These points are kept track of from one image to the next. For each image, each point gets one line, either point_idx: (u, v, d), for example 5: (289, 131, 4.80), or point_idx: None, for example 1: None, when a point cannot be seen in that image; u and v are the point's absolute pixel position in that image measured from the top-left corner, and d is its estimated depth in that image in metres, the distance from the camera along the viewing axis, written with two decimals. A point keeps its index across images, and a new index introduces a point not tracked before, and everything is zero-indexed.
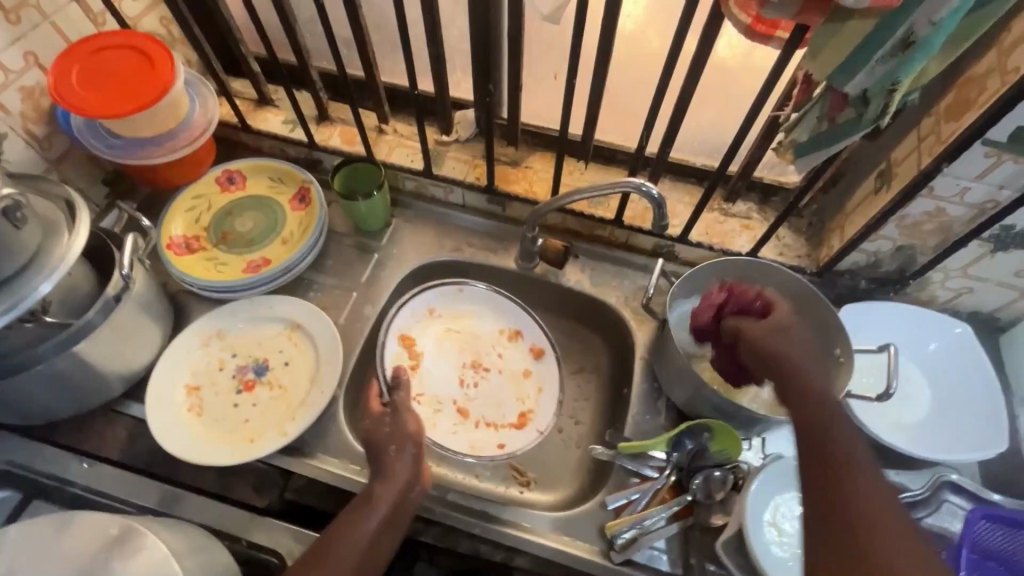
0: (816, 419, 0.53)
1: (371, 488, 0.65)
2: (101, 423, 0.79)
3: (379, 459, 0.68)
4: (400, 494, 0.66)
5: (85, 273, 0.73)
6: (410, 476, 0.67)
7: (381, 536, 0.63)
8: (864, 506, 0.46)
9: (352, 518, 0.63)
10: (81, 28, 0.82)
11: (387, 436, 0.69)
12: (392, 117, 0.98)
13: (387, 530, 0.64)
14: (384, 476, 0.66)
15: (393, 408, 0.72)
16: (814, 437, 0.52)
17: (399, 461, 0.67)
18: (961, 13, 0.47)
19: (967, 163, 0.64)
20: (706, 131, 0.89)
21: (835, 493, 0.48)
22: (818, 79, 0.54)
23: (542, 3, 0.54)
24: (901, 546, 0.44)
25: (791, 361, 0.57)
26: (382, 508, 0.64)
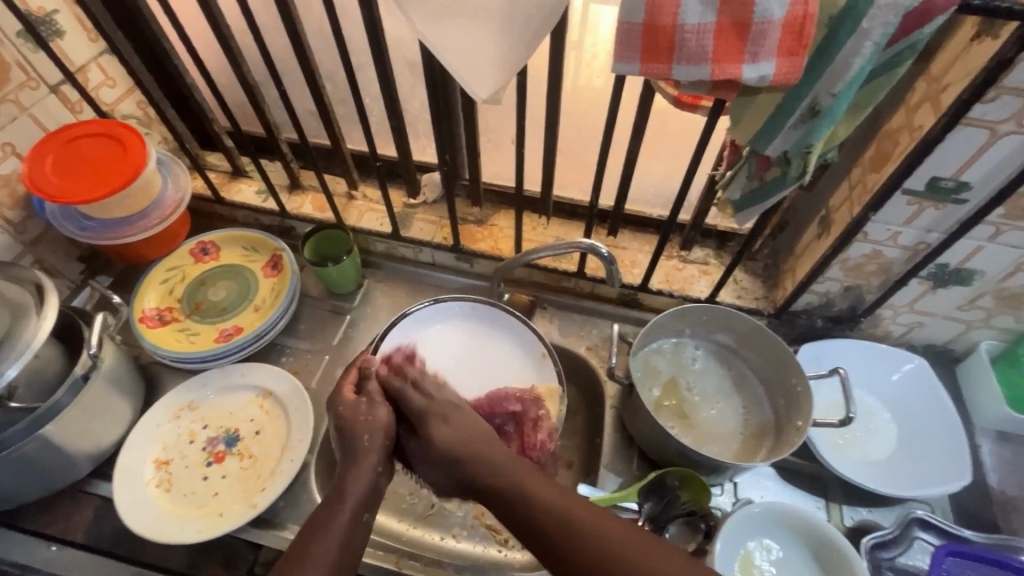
0: (508, 493, 0.59)
1: (342, 481, 0.62)
2: (68, 505, 0.78)
3: (349, 445, 0.65)
4: (369, 484, 0.63)
5: (54, 355, 0.74)
6: (377, 468, 0.64)
7: (355, 529, 0.60)
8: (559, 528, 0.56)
9: (325, 516, 0.60)
10: (58, 117, 0.87)
11: (362, 423, 0.66)
12: (361, 183, 1.02)
13: (364, 518, 0.62)
14: (355, 465, 0.63)
15: (371, 397, 0.69)
16: (512, 504, 0.59)
17: (371, 450, 0.65)
18: (857, 85, 0.51)
19: (893, 211, 0.68)
20: (658, 182, 0.93)
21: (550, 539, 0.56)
22: (742, 143, 0.59)
23: (480, 89, 0.57)
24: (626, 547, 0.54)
25: (478, 465, 0.62)
26: (350, 501, 0.61)
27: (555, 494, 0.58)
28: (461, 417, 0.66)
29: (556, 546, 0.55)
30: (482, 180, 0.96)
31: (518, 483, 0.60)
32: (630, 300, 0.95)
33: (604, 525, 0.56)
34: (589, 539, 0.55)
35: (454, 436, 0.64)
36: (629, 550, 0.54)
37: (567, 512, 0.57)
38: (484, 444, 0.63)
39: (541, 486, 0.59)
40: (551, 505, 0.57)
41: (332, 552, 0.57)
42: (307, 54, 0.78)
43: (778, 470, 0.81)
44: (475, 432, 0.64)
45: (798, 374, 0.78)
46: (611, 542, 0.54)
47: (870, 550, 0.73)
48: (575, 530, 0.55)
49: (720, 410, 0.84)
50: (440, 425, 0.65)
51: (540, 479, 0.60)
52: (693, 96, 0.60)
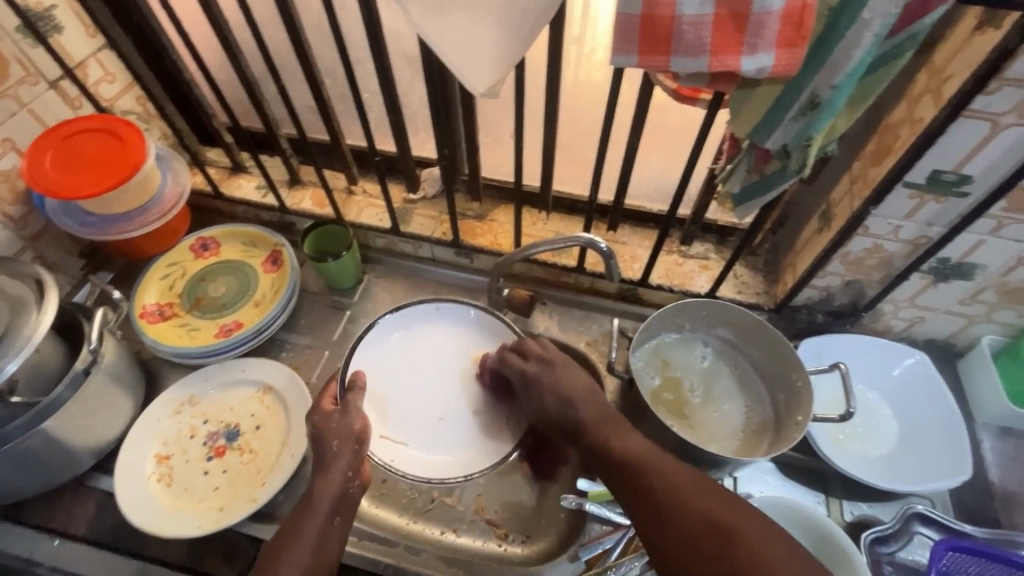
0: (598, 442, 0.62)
1: (312, 488, 0.65)
2: (70, 499, 0.79)
3: (320, 454, 0.67)
4: (340, 488, 0.65)
5: (55, 350, 0.74)
6: (349, 473, 0.66)
7: (327, 533, 0.62)
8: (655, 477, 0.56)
9: (296, 523, 0.62)
10: (58, 112, 0.87)
11: (332, 430, 0.69)
12: (361, 178, 1.01)
13: (336, 523, 0.64)
14: (325, 472, 0.66)
15: (344, 406, 0.71)
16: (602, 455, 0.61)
17: (341, 455, 0.67)
18: (857, 76, 0.50)
19: (894, 204, 0.67)
20: (658, 177, 0.93)
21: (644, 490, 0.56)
22: (742, 136, 0.58)
23: (478, 82, 0.57)
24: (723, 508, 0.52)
25: (581, 420, 0.64)
26: (323, 509, 0.63)
27: (639, 447, 0.60)
28: (579, 374, 0.69)
29: (632, 482, 0.57)
30: (481, 175, 0.96)
31: (603, 438, 0.62)
32: (631, 295, 0.95)
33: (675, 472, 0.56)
34: (659, 481, 0.55)
35: (563, 392, 0.67)
36: (696, 496, 0.53)
37: (644, 460, 0.58)
38: (585, 399, 0.66)
39: (624, 438, 0.61)
40: (640, 455, 0.58)
41: (304, 555, 0.60)
42: (305, 48, 0.78)
43: (778, 465, 0.81)
44: (584, 390, 0.67)
45: (798, 368, 0.77)
46: (679, 489, 0.54)
47: (869, 545, 0.73)
48: (648, 472, 0.57)
49: (721, 407, 0.83)
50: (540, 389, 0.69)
51: (625, 433, 0.62)
52: (693, 89, 0.60)
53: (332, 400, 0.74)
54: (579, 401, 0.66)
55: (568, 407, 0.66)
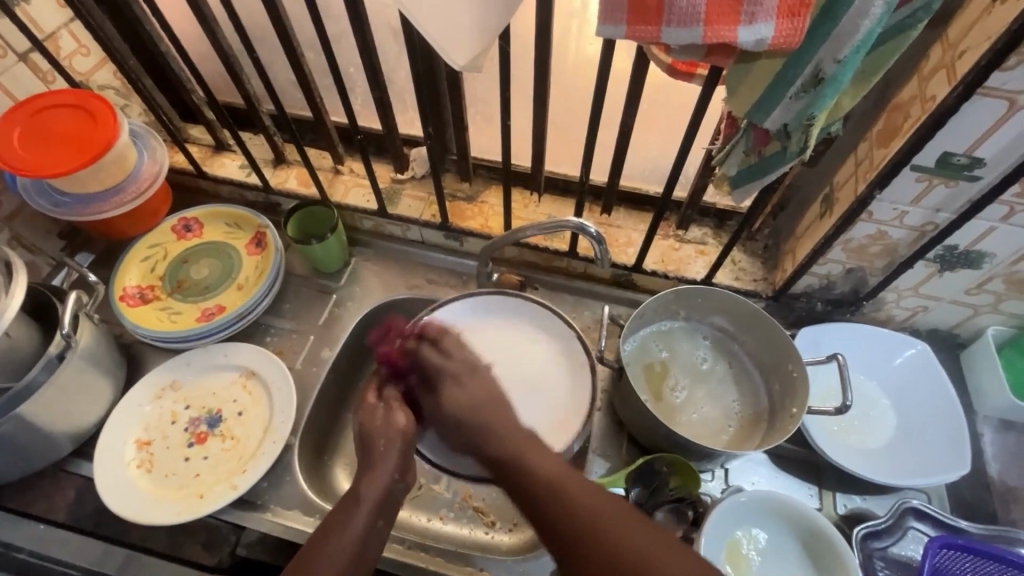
0: (516, 468, 0.57)
1: (356, 487, 0.61)
2: (50, 485, 0.78)
3: (366, 451, 0.64)
4: (386, 488, 0.61)
5: (28, 334, 0.72)
6: (394, 475, 0.62)
7: (369, 538, 0.58)
8: (563, 500, 0.53)
9: (337, 522, 0.58)
10: (29, 86, 0.83)
11: (378, 429, 0.65)
12: (348, 157, 0.98)
13: (378, 526, 0.60)
14: (371, 470, 0.62)
15: (388, 403, 0.68)
16: (518, 480, 0.57)
17: (388, 456, 0.63)
18: (865, 50, 0.47)
19: (901, 189, 0.64)
20: (655, 157, 0.89)
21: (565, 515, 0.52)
22: (739, 115, 0.55)
23: (457, 56, 0.53)
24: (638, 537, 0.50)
25: (482, 427, 0.61)
26: (363, 508, 0.59)
27: (555, 467, 0.56)
28: (482, 381, 0.66)
29: (549, 518, 0.53)
30: (472, 155, 0.92)
31: (518, 450, 0.58)
32: (624, 281, 0.91)
33: (590, 497, 0.53)
34: (573, 510, 0.52)
35: (472, 398, 0.64)
36: (621, 527, 0.50)
37: (560, 487, 0.54)
38: (496, 415, 0.62)
39: (539, 458, 0.57)
40: (557, 477, 0.55)
41: (346, 551, 0.56)
42: (283, 20, 0.74)
43: (771, 456, 0.79)
44: (484, 393, 0.64)
45: (794, 358, 0.75)
46: (600, 516, 0.51)
47: (861, 540, 0.72)
48: (567, 497, 0.53)
49: (707, 404, 0.81)
50: (455, 388, 0.65)
51: (542, 454, 0.58)
52: (689, 63, 0.56)
53: (375, 395, 0.69)
54: (489, 410, 0.62)
55: (473, 404, 0.63)
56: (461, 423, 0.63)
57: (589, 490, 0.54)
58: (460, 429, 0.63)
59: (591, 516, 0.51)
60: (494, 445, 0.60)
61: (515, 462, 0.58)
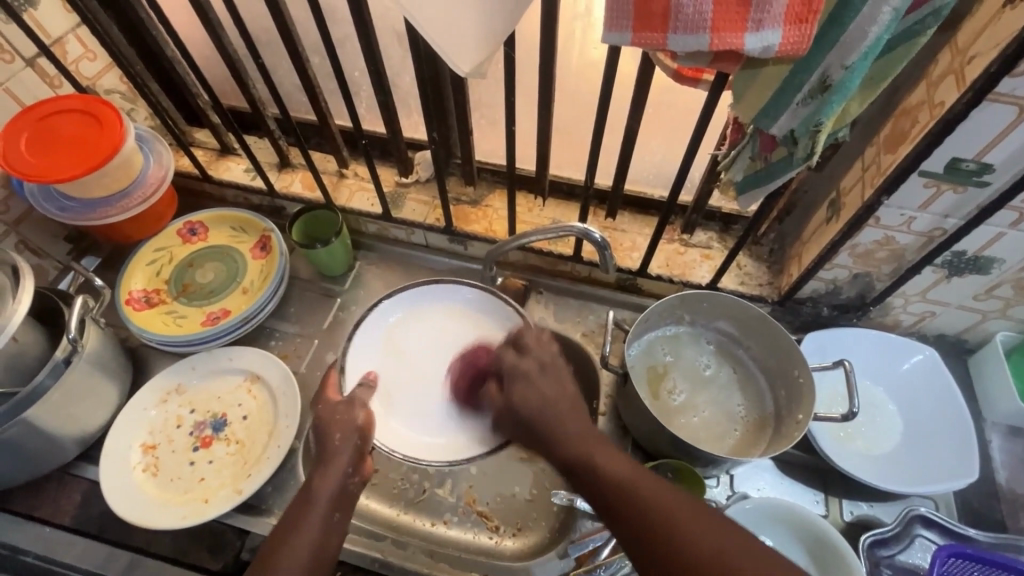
0: (595, 471, 0.53)
1: (311, 483, 0.62)
2: (56, 488, 0.78)
3: (321, 443, 0.65)
4: (339, 484, 0.62)
5: (35, 339, 0.72)
6: (348, 469, 0.64)
7: (329, 532, 0.60)
8: (647, 506, 0.50)
9: (297, 514, 0.60)
10: (37, 91, 0.84)
11: (336, 423, 0.66)
12: (352, 161, 0.98)
13: (335, 519, 0.61)
14: (325, 466, 0.63)
15: (351, 396, 0.69)
16: (593, 483, 0.53)
17: (342, 451, 0.64)
18: (872, 56, 0.46)
19: (908, 194, 0.63)
20: (660, 162, 0.89)
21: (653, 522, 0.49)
22: (745, 121, 0.54)
23: (462, 62, 0.53)
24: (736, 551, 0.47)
25: (552, 427, 0.56)
26: (318, 506, 0.60)
27: (626, 467, 0.53)
28: (554, 377, 0.60)
29: (624, 522, 0.51)
30: (476, 159, 0.92)
31: (591, 453, 0.54)
32: (628, 285, 0.91)
33: (668, 499, 0.51)
34: (663, 516, 0.49)
35: (541, 395, 0.58)
36: (704, 533, 0.48)
37: (643, 494, 0.51)
38: (567, 411, 0.57)
39: (616, 463, 0.54)
40: (637, 484, 0.52)
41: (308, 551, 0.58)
42: (289, 25, 0.74)
43: (777, 463, 0.79)
44: (553, 390, 0.59)
45: (800, 364, 0.74)
46: (684, 523, 0.49)
47: (868, 548, 0.71)
48: (650, 504, 0.50)
49: (708, 410, 0.80)
50: (520, 386, 0.60)
51: (611, 453, 0.55)
52: (695, 69, 0.55)
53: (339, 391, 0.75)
54: (562, 408, 0.58)
55: (541, 402, 0.58)
56: (525, 422, 0.58)
57: (677, 496, 0.51)
58: (526, 427, 0.58)
59: (681, 524, 0.49)
60: (564, 446, 0.55)
61: (590, 464, 0.54)
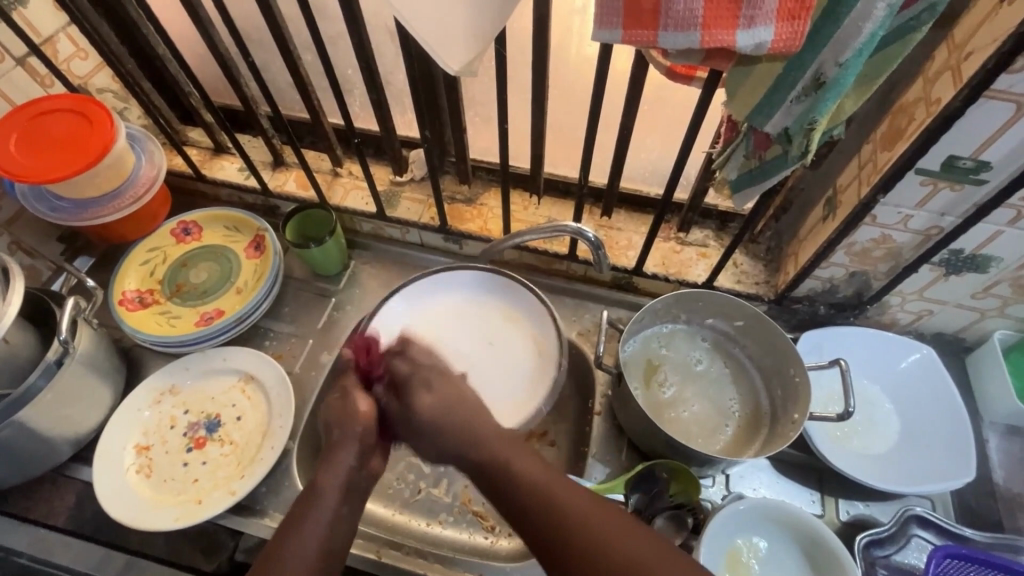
0: (503, 472, 0.57)
1: (318, 475, 0.61)
2: (50, 489, 0.78)
3: (330, 439, 0.64)
4: (345, 478, 0.61)
5: (26, 340, 0.72)
6: (353, 464, 0.62)
7: (336, 524, 0.59)
8: (546, 501, 0.54)
9: (301, 509, 0.58)
10: (28, 90, 0.83)
11: (339, 415, 0.66)
12: (346, 159, 0.97)
13: (343, 514, 0.60)
14: (331, 461, 0.62)
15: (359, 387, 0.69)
16: (502, 484, 0.57)
17: (347, 445, 0.63)
18: (867, 53, 0.46)
19: (905, 192, 0.63)
20: (656, 159, 0.89)
21: (549, 519, 0.53)
22: (739, 119, 0.54)
23: (451, 60, 0.52)
24: (622, 537, 0.51)
25: (462, 433, 0.60)
26: (324, 500, 0.59)
27: (541, 473, 0.56)
28: (448, 382, 0.65)
29: (529, 520, 0.54)
30: (471, 157, 0.91)
31: (497, 455, 0.58)
32: (624, 284, 0.91)
33: (579, 500, 0.53)
34: (560, 511, 0.53)
35: (443, 404, 0.63)
36: (603, 526, 0.52)
37: (545, 491, 0.54)
38: (472, 415, 0.62)
39: (523, 462, 0.57)
40: (541, 482, 0.55)
41: (315, 545, 0.56)
42: (279, 23, 0.73)
43: (773, 462, 0.78)
44: (452, 397, 0.63)
45: (795, 364, 0.74)
46: (582, 515, 0.52)
47: (863, 548, 0.71)
48: (548, 500, 0.54)
49: (702, 409, 0.80)
50: (424, 393, 0.64)
51: (527, 457, 0.58)
52: (687, 66, 0.55)
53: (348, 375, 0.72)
54: (468, 417, 0.61)
55: (445, 416, 0.61)
56: (436, 432, 0.61)
57: (572, 489, 0.55)
58: (444, 436, 0.61)
59: (573, 516, 0.52)
60: (474, 451, 0.59)
61: (499, 466, 0.57)
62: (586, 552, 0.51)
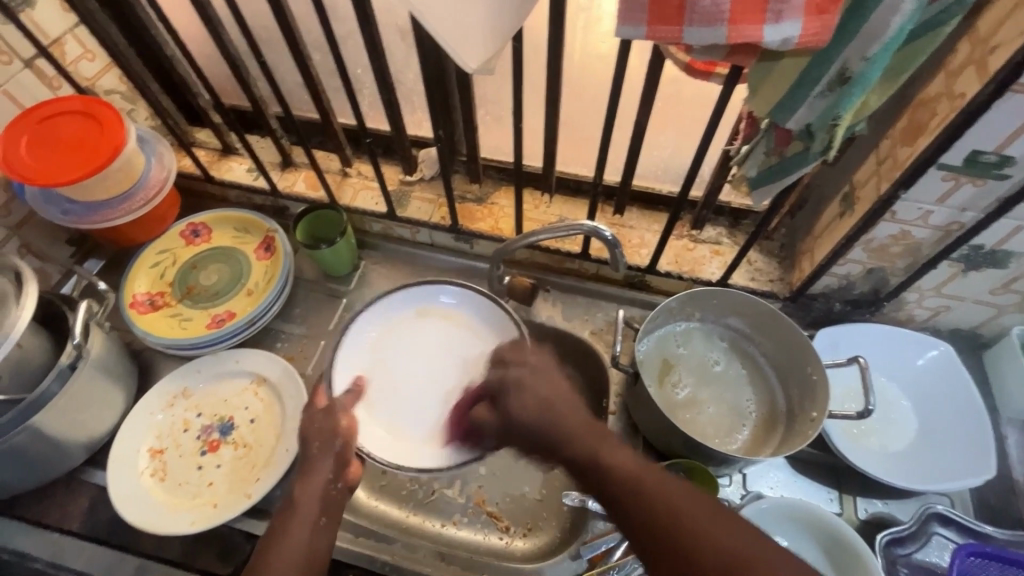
0: (598, 466, 0.54)
1: (295, 490, 0.61)
2: (65, 493, 0.78)
3: (305, 455, 0.64)
4: (322, 491, 0.61)
5: (39, 344, 0.72)
6: (331, 476, 0.63)
7: (316, 534, 0.59)
8: (647, 494, 0.51)
9: (281, 525, 0.59)
10: (36, 92, 0.83)
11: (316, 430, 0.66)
12: (356, 159, 0.96)
13: (323, 524, 0.60)
14: (308, 474, 0.62)
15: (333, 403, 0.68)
16: (596, 477, 0.53)
17: (325, 455, 0.64)
18: (894, 46, 0.45)
19: (926, 188, 0.62)
20: (668, 157, 0.88)
21: (652, 511, 0.50)
22: (760, 116, 0.53)
23: (470, 58, 0.51)
24: (735, 535, 0.47)
25: (554, 428, 0.57)
26: (299, 514, 0.60)
27: (633, 464, 0.53)
28: (540, 379, 0.61)
29: (628, 512, 0.51)
30: (482, 156, 0.91)
31: (592, 447, 0.55)
32: (637, 282, 0.90)
33: (674, 493, 0.50)
34: (665, 503, 0.50)
35: (535, 398, 0.59)
36: (715, 523, 0.48)
37: (646, 485, 0.51)
38: (563, 409, 0.58)
39: (618, 455, 0.54)
40: (640, 475, 0.52)
41: (300, 552, 0.57)
42: (290, 22, 0.72)
43: (790, 461, 0.78)
44: (543, 393, 0.59)
45: (813, 361, 0.73)
46: (686, 512, 0.49)
47: (884, 546, 0.70)
48: (651, 494, 0.50)
49: (718, 408, 0.79)
50: (512, 395, 0.61)
51: (618, 449, 0.55)
52: (707, 62, 0.54)
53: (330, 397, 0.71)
54: (559, 411, 0.58)
55: (535, 410, 0.58)
56: (523, 430, 0.58)
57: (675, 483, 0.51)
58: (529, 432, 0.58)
59: (676, 510, 0.49)
60: (566, 445, 0.56)
61: (592, 459, 0.54)
62: (696, 549, 0.47)
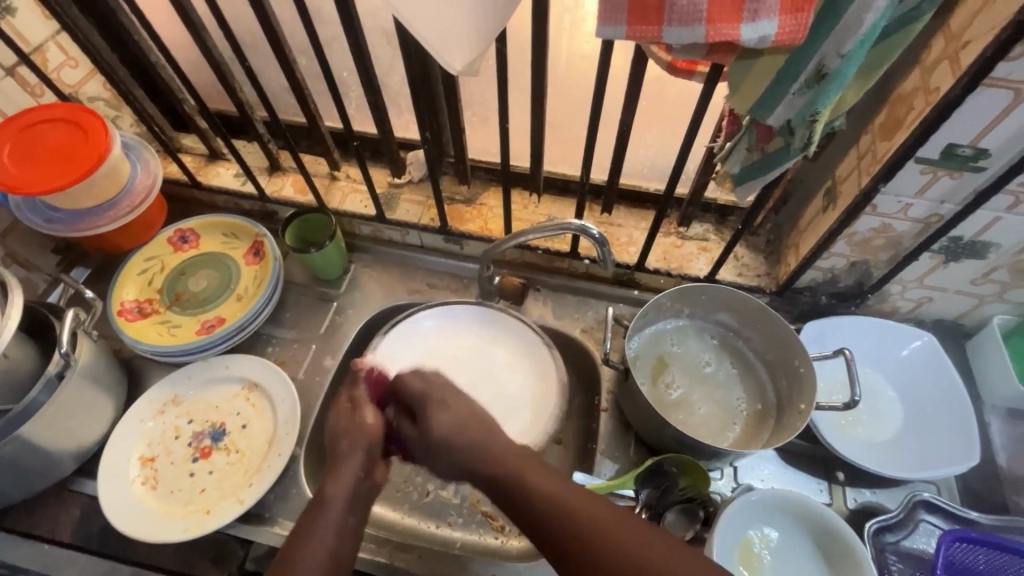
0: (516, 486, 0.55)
1: (322, 488, 0.59)
2: (55, 504, 0.77)
3: (332, 453, 0.63)
4: (352, 486, 0.60)
5: (26, 354, 0.71)
6: (360, 474, 0.61)
7: (344, 535, 0.57)
8: (561, 511, 0.52)
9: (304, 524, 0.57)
10: (18, 100, 0.82)
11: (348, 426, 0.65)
12: (344, 162, 0.97)
13: (350, 525, 0.58)
14: (336, 470, 0.61)
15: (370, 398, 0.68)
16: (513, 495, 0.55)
17: (353, 456, 0.62)
18: (869, 43, 0.46)
19: (905, 181, 0.63)
20: (654, 155, 0.89)
21: (566, 532, 0.51)
22: (741, 113, 0.54)
23: (453, 60, 0.52)
24: (647, 547, 0.49)
25: (473, 448, 0.58)
26: (330, 507, 0.58)
27: (551, 482, 0.54)
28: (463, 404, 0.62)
29: (545, 530, 0.52)
30: (470, 157, 0.91)
31: (514, 467, 0.56)
32: (626, 280, 0.91)
33: (591, 513, 0.51)
34: (581, 517, 0.51)
35: (458, 419, 0.61)
36: (632, 540, 0.49)
37: (563, 503, 0.52)
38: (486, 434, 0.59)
39: (541, 477, 0.55)
40: (557, 493, 0.53)
41: (323, 555, 0.55)
42: (274, 26, 0.72)
43: (780, 453, 0.79)
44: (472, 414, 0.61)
45: (800, 355, 0.74)
46: (602, 526, 0.50)
47: (873, 535, 0.72)
48: (567, 512, 0.52)
49: (709, 403, 0.80)
50: (441, 411, 0.62)
51: (544, 473, 0.55)
52: (688, 61, 0.55)
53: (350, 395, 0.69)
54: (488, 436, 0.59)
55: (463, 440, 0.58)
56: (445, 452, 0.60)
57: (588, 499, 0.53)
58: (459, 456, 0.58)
59: (591, 526, 0.51)
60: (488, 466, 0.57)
61: (512, 479, 0.56)
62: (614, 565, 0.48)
